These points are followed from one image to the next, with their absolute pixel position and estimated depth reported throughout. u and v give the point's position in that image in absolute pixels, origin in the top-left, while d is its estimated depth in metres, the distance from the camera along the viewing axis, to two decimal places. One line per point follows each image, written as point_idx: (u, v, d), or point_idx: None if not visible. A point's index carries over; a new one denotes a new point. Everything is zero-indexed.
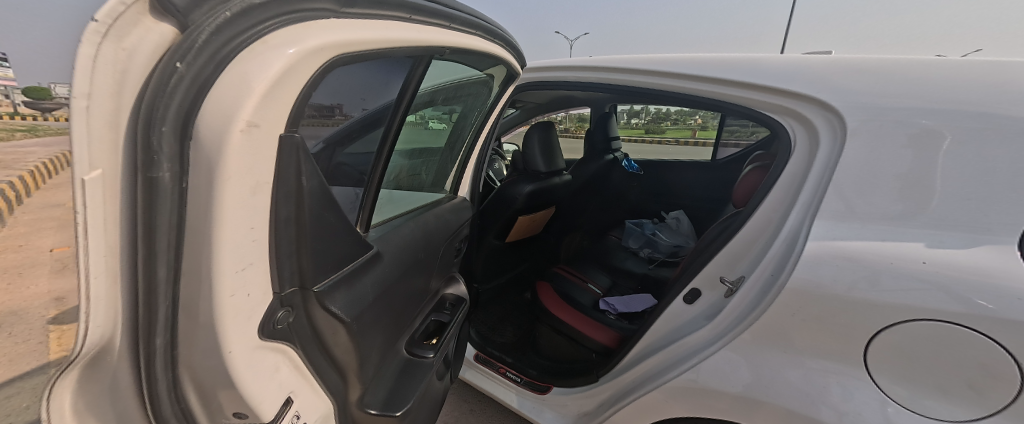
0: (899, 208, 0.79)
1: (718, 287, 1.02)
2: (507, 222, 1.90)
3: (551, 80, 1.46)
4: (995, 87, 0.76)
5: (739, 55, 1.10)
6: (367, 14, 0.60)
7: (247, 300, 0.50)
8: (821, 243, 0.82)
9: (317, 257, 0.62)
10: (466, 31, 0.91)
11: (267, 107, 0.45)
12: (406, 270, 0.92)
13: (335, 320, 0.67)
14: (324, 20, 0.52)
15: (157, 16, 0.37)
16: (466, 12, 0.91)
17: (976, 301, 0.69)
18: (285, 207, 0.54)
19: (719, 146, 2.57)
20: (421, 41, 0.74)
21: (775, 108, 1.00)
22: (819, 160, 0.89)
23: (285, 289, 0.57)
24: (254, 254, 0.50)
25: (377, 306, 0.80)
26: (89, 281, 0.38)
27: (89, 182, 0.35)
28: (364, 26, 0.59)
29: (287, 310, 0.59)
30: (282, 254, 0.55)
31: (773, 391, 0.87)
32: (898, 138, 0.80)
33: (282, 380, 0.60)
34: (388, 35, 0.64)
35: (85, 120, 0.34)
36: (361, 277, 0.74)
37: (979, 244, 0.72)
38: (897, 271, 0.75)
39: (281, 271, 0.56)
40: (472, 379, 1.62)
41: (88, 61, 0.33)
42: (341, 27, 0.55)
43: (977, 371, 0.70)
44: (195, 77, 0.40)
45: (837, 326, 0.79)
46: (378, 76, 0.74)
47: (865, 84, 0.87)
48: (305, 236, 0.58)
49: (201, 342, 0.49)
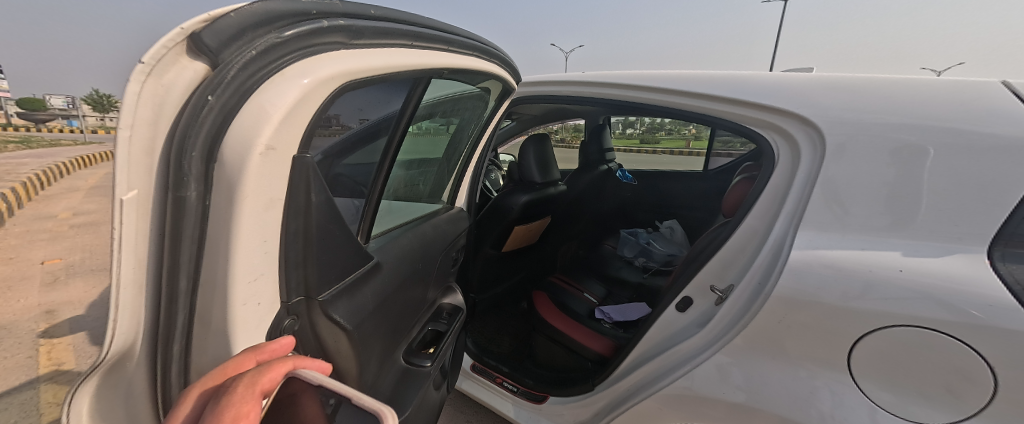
0: (884, 221, 0.82)
1: (708, 296, 1.05)
2: (503, 232, 1.92)
3: (545, 95, 1.51)
4: (961, 106, 0.80)
5: (725, 72, 1.14)
6: (373, 43, 0.64)
7: (257, 309, 0.52)
8: (806, 252, 0.85)
9: (322, 268, 0.64)
10: (463, 53, 0.95)
11: (283, 131, 0.48)
12: (404, 281, 0.94)
13: (337, 329, 0.69)
14: (335, 51, 0.56)
15: (192, 56, 0.40)
16: (462, 36, 0.95)
17: (954, 308, 0.71)
18: (294, 222, 0.56)
19: (710, 156, 2.63)
20: (421, 64, 0.77)
21: (759, 123, 1.04)
22: (800, 174, 0.93)
23: (292, 298, 0.59)
24: (265, 265, 0.52)
25: (377, 315, 0.82)
26: (119, 292, 0.40)
27: (127, 202, 0.37)
28: (370, 54, 0.63)
29: (292, 319, 0.61)
30: (290, 265, 0.58)
31: (766, 398, 0.89)
32: (876, 152, 0.84)
33: None
34: (393, 61, 0.68)
35: (127, 148, 0.36)
36: (362, 287, 0.76)
37: (952, 253, 0.76)
38: (876, 278, 0.78)
39: (288, 283, 0.58)
40: (469, 389, 1.63)
41: (133, 96, 0.36)
42: (349, 56, 0.58)
43: (952, 375, 0.73)
44: (223, 108, 0.43)
45: (823, 332, 0.82)
46: (378, 93, 0.77)
47: (843, 101, 0.91)
48: (311, 250, 0.61)
49: (211, 349, 0.50)
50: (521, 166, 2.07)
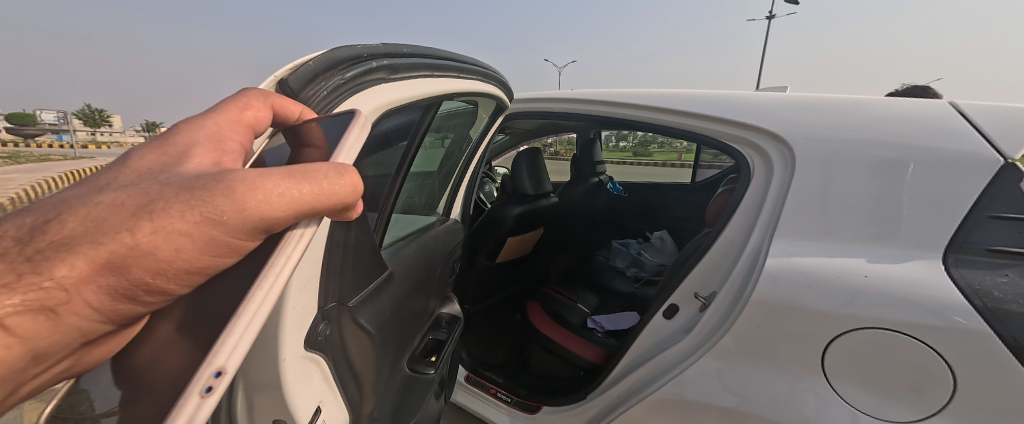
0: (854, 232, 0.87)
1: (693, 303, 1.09)
2: (497, 244, 1.96)
3: (537, 111, 1.57)
4: (913, 127, 0.88)
5: (704, 91, 1.22)
6: (405, 77, 0.81)
7: (300, 314, 0.63)
8: (779, 259, 0.90)
9: (353, 278, 0.75)
10: (470, 77, 1.06)
11: None
12: (412, 289, 1.00)
13: (361, 334, 0.77)
14: (377, 85, 0.73)
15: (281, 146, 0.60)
16: (469, 62, 1.06)
17: (918, 310, 0.76)
18: (336, 234, 0.71)
19: (697, 168, 2.68)
20: (436, 92, 0.91)
21: (735, 139, 1.11)
22: (773, 187, 0.99)
23: (327, 304, 0.70)
24: (309, 273, 0.64)
25: (396, 321, 0.92)
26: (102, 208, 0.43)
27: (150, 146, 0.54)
28: (400, 87, 0.79)
29: (325, 323, 0.70)
30: (329, 275, 0.70)
31: (749, 402, 0.92)
32: (841, 167, 0.90)
33: (313, 389, 0.67)
34: (418, 91, 0.84)
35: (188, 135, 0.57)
36: (381, 295, 0.85)
37: (912, 258, 0.81)
38: (843, 284, 0.83)
39: (328, 290, 0.70)
40: (463, 401, 1.64)
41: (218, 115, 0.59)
42: (387, 89, 0.75)
43: (916, 373, 0.77)
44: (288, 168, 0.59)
45: (796, 336, 0.86)
46: (400, 115, 0.88)
47: (810, 119, 0.99)
48: (346, 264, 0.73)
49: (263, 350, 0.60)
50: (513, 179, 2.13)
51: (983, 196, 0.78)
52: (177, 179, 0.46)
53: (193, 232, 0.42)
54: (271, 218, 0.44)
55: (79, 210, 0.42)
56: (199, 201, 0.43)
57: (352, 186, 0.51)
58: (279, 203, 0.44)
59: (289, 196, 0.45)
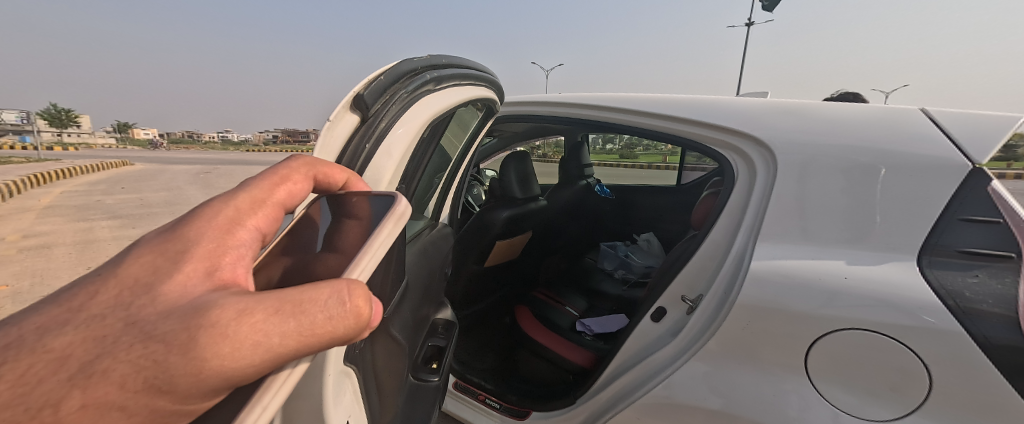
0: (834, 234, 0.89)
1: (680, 305, 1.10)
2: (485, 247, 1.95)
3: (525, 115, 1.57)
4: (887, 133, 0.91)
5: (689, 96, 1.24)
6: (442, 88, 0.94)
7: None
8: (764, 262, 0.91)
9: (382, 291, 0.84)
10: (484, 83, 1.14)
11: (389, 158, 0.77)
12: (422, 301, 1.09)
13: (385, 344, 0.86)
14: (423, 97, 0.87)
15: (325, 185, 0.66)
16: (478, 68, 1.11)
17: (896, 312, 0.78)
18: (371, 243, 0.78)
19: (682, 171, 2.73)
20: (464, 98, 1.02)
21: (718, 143, 1.12)
22: (757, 191, 1.01)
23: None
24: None
25: (411, 330, 1.01)
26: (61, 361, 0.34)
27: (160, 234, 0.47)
28: (440, 97, 0.92)
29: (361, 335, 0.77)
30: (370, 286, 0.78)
31: (736, 404, 0.93)
32: (820, 172, 0.93)
33: (343, 400, 0.72)
34: (453, 99, 0.96)
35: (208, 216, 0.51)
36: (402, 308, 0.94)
37: (889, 260, 0.83)
38: (825, 286, 0.84)
39: (367, 302, 0.79)
40: (452, 408, 1.61)
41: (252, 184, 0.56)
42: (431, 99, 0.88)
43: (893, 373, 0.79)
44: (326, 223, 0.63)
45: (779, 337, 0.87)
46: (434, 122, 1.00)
47: (791, 125, 1.01)
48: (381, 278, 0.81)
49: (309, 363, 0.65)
50: (501, 182, 2.12)
51: (953, 200, 0.82)
52: (146, 313, 0.38)
53: (131, 404, 0.35)
54: (234, 377, 0.38)
55: (7, 364, 0.33)
56: (149, 362, 0.36)
57: (354, 313, 0.44)
58: (248, 358, 0.38)
59: (266, 344, 0.39)
